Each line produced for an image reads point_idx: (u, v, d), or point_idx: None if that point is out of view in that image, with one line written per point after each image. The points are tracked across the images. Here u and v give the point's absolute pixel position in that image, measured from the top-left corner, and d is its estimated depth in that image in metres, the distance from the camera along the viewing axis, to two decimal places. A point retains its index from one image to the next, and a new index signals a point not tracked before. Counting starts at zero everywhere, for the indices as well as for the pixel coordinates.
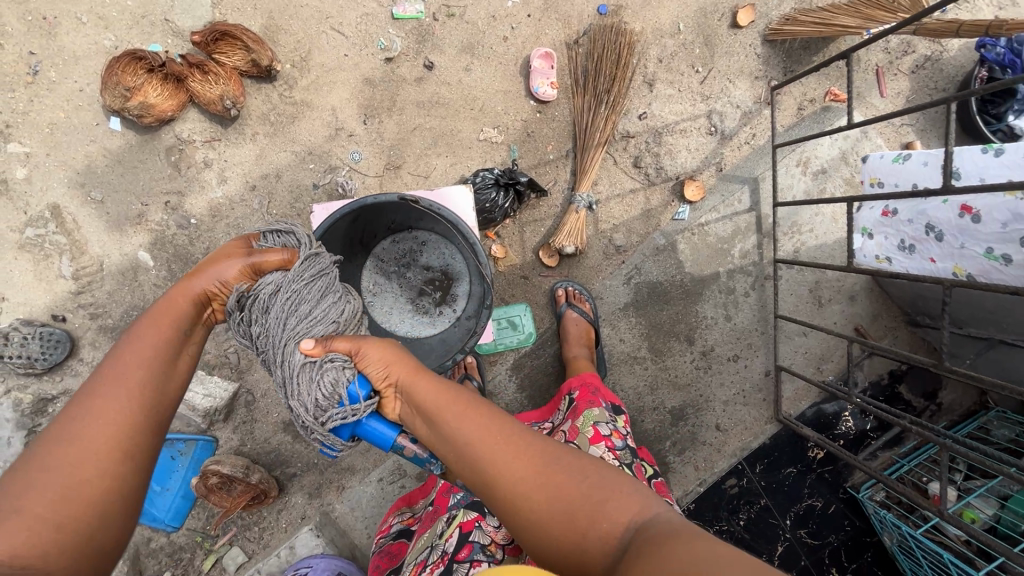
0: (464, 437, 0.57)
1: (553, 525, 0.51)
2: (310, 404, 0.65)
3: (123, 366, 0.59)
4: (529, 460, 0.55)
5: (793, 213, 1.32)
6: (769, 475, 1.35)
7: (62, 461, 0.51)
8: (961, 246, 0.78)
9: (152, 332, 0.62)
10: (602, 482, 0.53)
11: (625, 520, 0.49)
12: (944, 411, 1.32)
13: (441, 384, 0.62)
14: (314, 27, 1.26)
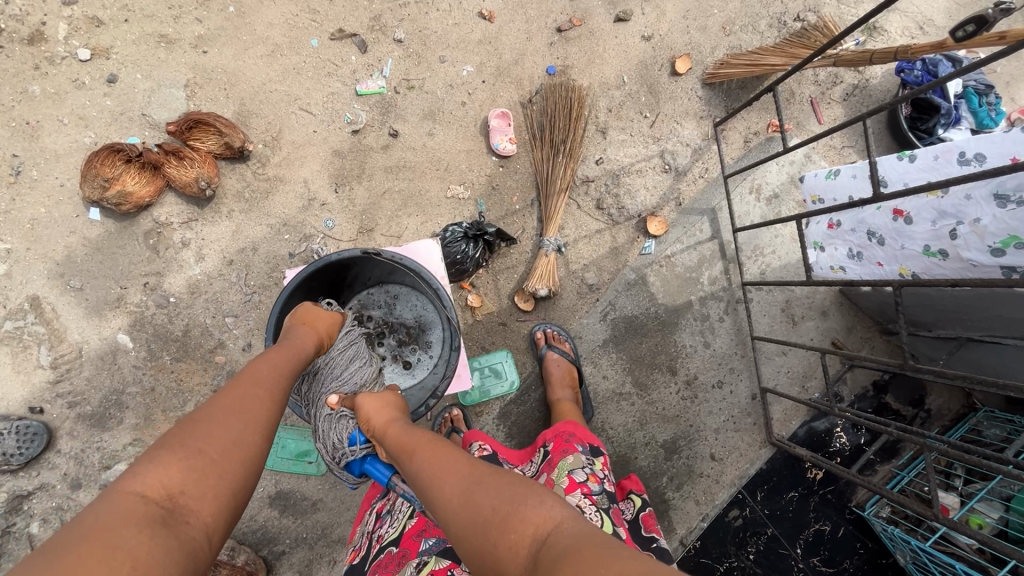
0: (412, 471, 0.66)
1: (472, 542, 0.55)
2: (329, 446, 0.83)
3: (269, 368, 0.70)
4: (454, 482, 0.61)
5: (754, 237, 1.37)
6: (771, 502, 1.31)
7: (231, 421, 0.59)
8: (902, 248, 0.80)
9: (286, 351, 0.75)
10: (510, 498, 0.56)
11: (529, 533, 0.52)
12: (935, 417, 1.32)
13: (405, 430, 0.74)
14: (284, 109, 1.35)
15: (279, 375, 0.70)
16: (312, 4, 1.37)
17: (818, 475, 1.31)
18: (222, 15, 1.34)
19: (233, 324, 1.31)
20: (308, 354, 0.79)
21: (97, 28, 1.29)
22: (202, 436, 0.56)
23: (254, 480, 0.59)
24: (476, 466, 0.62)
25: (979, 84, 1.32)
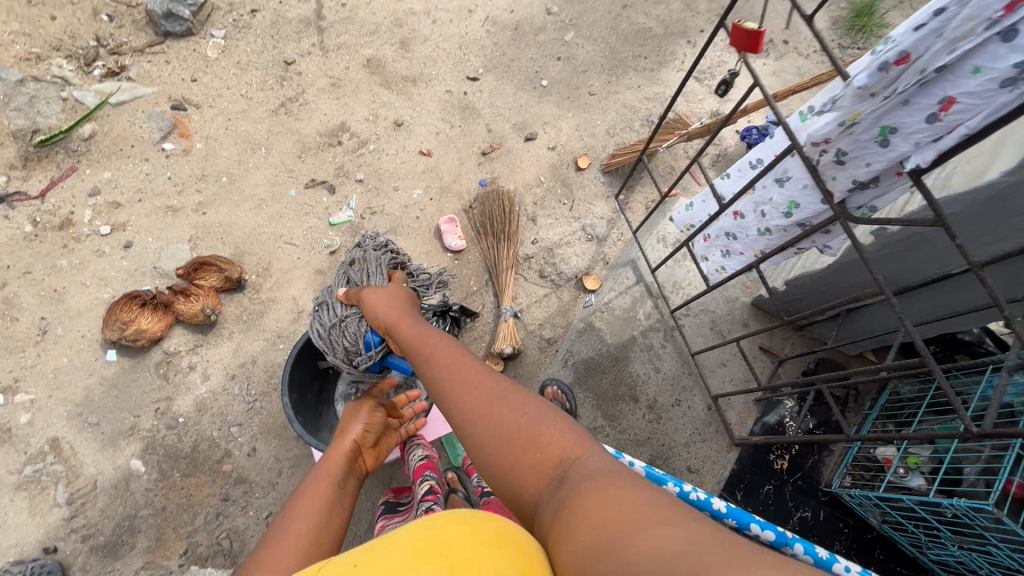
0: (434, 374, 0.78)
1: (493, 452, 0.67)
2: (342, 352, 1.03)
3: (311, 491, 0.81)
4: (481, 395, 0.72)
5: (670, 275, 1.68)
6: (751, 499, 1.43)
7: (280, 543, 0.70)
8: (748, 237, 1.09)
9: (325, 471, 0.86)
10: (539, 421, 0.67)
11: (558, 456, 0.63)
12: (863, 392, 1.52)
13: (423, 335, 0.86)
14: (272, 244, 1.65)
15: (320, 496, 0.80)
16: (289, 166, 1.77)
17: (784, 462, 1.46)
18: (217, 184, 1.70)
19: (239, 432, 1.44)
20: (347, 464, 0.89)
21: (116, 209, 1.61)
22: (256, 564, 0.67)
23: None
24: (506, 388, 0.73)
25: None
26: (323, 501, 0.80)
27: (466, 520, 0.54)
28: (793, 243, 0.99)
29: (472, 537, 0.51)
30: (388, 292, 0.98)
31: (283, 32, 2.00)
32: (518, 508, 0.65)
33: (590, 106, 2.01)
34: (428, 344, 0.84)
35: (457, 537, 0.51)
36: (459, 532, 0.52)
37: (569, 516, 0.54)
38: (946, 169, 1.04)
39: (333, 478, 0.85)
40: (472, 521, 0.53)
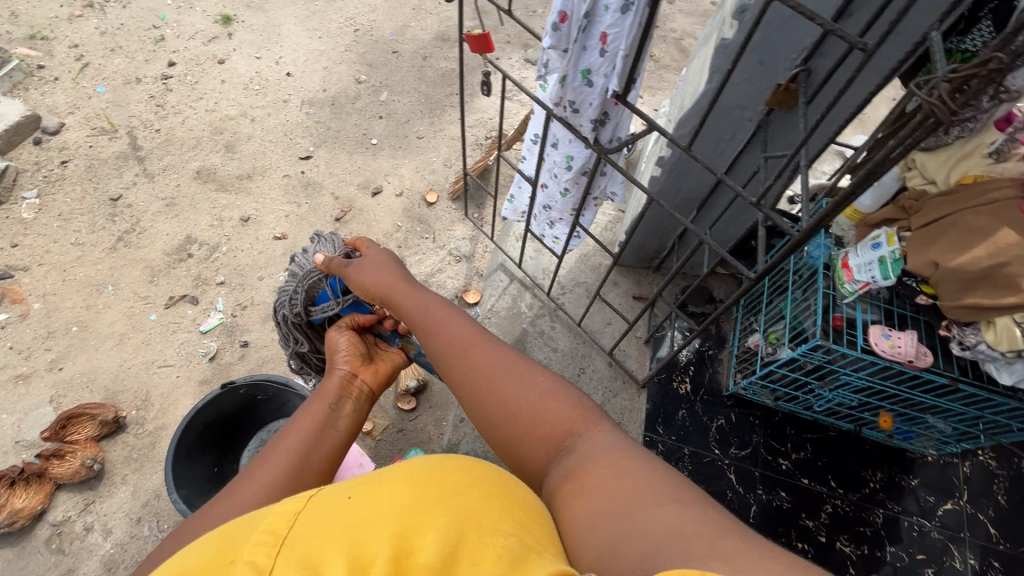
0: (439, 354, 0.79)
1: (503, 421, 0.70)
2: (294, 309, 1.05)
3: (303, 418, 0.83)
4: (492, 370, 0.74)
5: (537, 266, 1.82)
6: (672, 428, 1.55)
7: (265, 459, 0.76)
8: (558, 202, 1.25)
9: (316, 405, 0.86)
10: (549, 393, 0.70)
11: (570, 432, 0.66)
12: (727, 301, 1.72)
13: (425, 309, 0.84)
14: (145, 373, 1.60)
15: (302, 428, 0.82)
16: (143, 294, 1.74)
17: (686, 383, 1.61)
18: (68, 336, 1.64)
19: None
20: (335, 400, 0.88)
21: None
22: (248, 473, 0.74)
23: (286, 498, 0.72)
24: (517, 364, 0.74)
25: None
26: (308, 429, 0.82)
27: (475, 469, 0.54)
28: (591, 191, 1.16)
29: (482, 488, 0.51)
30: (376, 261, 0.94)
31: (102, 172, 2.00)
32: (525, 474, 0.70)
33: (421, 148, 2.18)
34: (430, 319, 0.82)
35: (466, 483, 0.51)
36: (470, 482, 0.51)
37: (577, 485, 0.56)
38: (680, 94, 1.26)
39: (318, 411, 0.85)
40: (478, 473, 0.53)
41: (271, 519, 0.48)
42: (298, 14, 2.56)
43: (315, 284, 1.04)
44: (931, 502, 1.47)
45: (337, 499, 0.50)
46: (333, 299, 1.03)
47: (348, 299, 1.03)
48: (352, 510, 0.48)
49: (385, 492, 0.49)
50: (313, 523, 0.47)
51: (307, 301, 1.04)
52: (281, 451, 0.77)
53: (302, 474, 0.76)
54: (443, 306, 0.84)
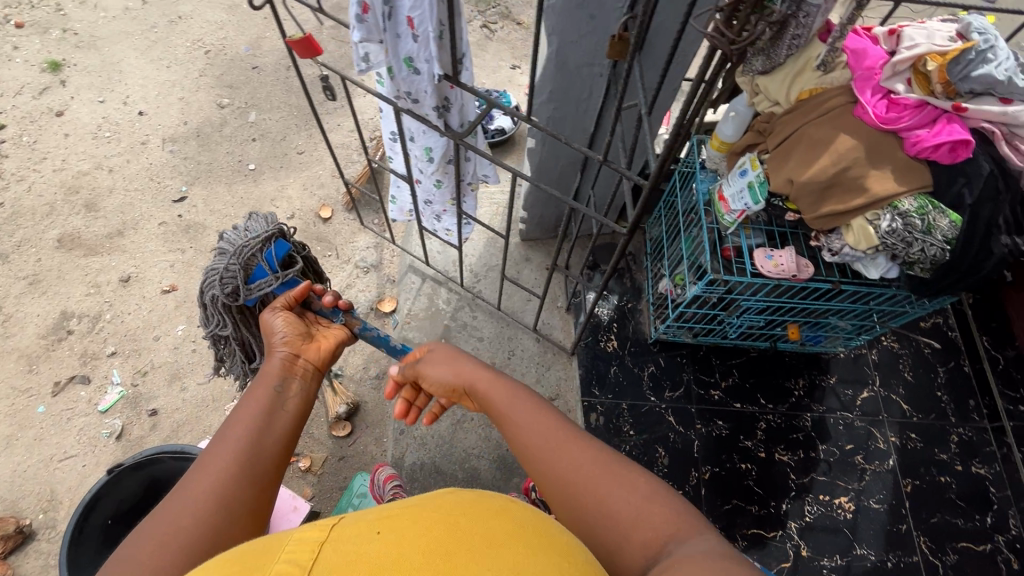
0: (522, 441, 0.73)
1: (596, 520, 0.62)
2: (225, 290, 0.94)
3: (249, 404, 0.77)
4: (583, 459, 0.67)
5: (445, 261, 1.77)
6: (607, 386, 1.58)
7: (209, 457, 0.70)
8: (436, 194, 1.22)
9: (262, 386, 0.80)
10: (648, 493, 0.61)
11: (670, 535, 0.57)
12: (637, 252, 1.75)
13: (512, 397, 0.79)
14: (47, 471, 1.47)
15: (250, 414, 0.75)
16: (25, 387, 1.58)
17: (612, 340, 1.64)
18: None
19: None
20: (281, 378, 0.83)
21: None
22: (197, 474, 0.68)
23: (241, 495, 0.67)
24: (617, 460, 0.66)
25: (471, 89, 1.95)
26: (255, 412, 0.76)
27: (509, 511, 0.55)
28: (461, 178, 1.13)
29: (521, 529, 0.51)
30: (447, 355, 0.91)
31: None
32: None
33: (304, 163, 2.06)
34: (517, 412, 0.76)
35: (503, 522, 0.52)
36: (506, 521, 0.52)
37: None
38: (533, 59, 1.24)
39: (265, 392, 0.79)
40: (514, 516, 0.53)
41: (297, 546, 0.48)
42: (137, 45, 2.33)
43: (248, 259, 0.94)
44: (850, 395, 1.58)
45: (365, 531, 0.49)
46: (270, 275, 0.95)
47: (289, 274, 0.96)
48: (387, 537, 0.48)
49: (420, 524, 0.50)
50: (341, 550, 0.47)
51: (241, 276, 0.93)
52: (228, 446, 0.71)
53: (259, 471, 0.70)
54: (529, 397, 0.78)
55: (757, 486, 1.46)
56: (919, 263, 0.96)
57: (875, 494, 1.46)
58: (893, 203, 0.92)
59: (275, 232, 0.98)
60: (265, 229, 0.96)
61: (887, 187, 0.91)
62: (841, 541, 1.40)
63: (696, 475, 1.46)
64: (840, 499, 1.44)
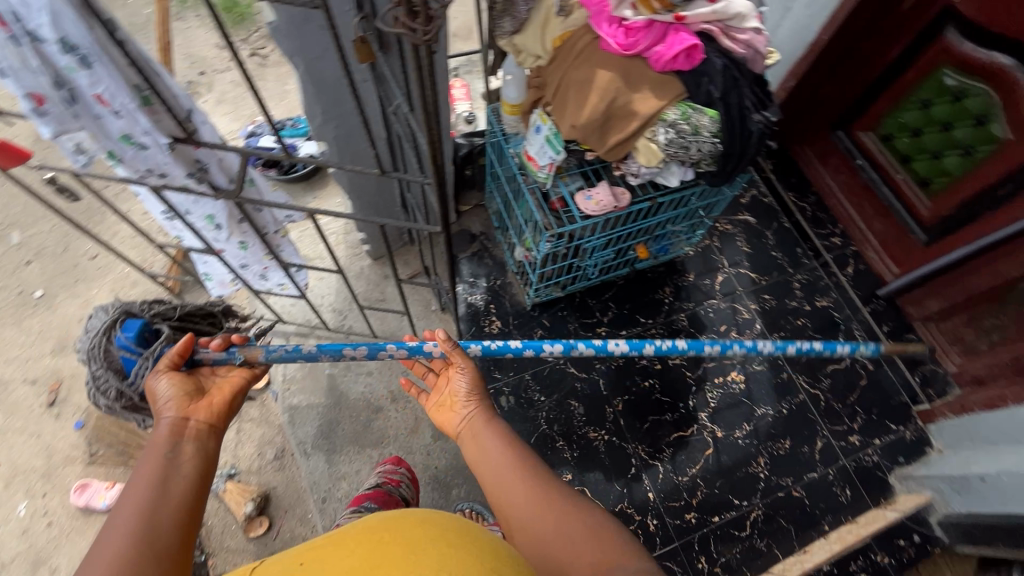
0: (492, 479, 0.82)
1: (553, 546, 0.70)
2: (111, 392, 0.87)
3: (141, 479, 0.68)
4: (540, 497, 0.76)
5: (303, 311, 1.64)
6: (506, 365, 1.59)
7: (99, 543, 0.61)
8: (245, 257, 1.10)
9: (156, 454, 0.71)
10: (589, 523, 0.71)
11: (616, 560, 0.65)
12: (488, 229, 1.76)
13: (496, 430, 0.88)
14: None
15: (144, 491, 0.66)
16: None
17: (494, 321, 1.64)
18: None
19: None
20: (176, 445, 0.73)
21: None
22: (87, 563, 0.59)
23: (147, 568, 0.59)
24: (567, 497, 0.76)
25: (259, 125, 1.78)
26: (152, 487, 0.67)
27: (431, 521, 0.61)
28: (262, 232, 1.04)
29: (435, 534, 0.58)
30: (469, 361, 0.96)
31: None
32: None
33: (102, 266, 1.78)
34: (488, 453, 0.85)
35: (418, 530, 0.59)
36: (421, 530, 0.59)
37: None
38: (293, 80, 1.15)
39: (157, 461, 0.70)
40: (433, 526, 0.60)
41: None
42: None
43: (111, 355, 0.87)
44: (709, 284, 1.74)
45: (293, 562, 0.57)
46: (138, 359, 0.85)
47: (156, 347, 0.86)
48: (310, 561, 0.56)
49: (342, 545, 0.57)
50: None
51: (116, 378, 0.87)
52: (124, 526, 0.62)
53: (163, 546, 0.62)
54: (508, 438, 0.87)
55: (663, 395, 1.57)
56: (702, 161, 1.05)
57: (755, 358, 1.64)
58: (661, 117, 0.99)
59: (120, 315, 0.88)
60: (108, 321, 0.87)
61: (651, 105, 0.98)
62: (743, 410, 1.56)
63: (611, 410, 1.55)
64: (731, 375, 1.61)
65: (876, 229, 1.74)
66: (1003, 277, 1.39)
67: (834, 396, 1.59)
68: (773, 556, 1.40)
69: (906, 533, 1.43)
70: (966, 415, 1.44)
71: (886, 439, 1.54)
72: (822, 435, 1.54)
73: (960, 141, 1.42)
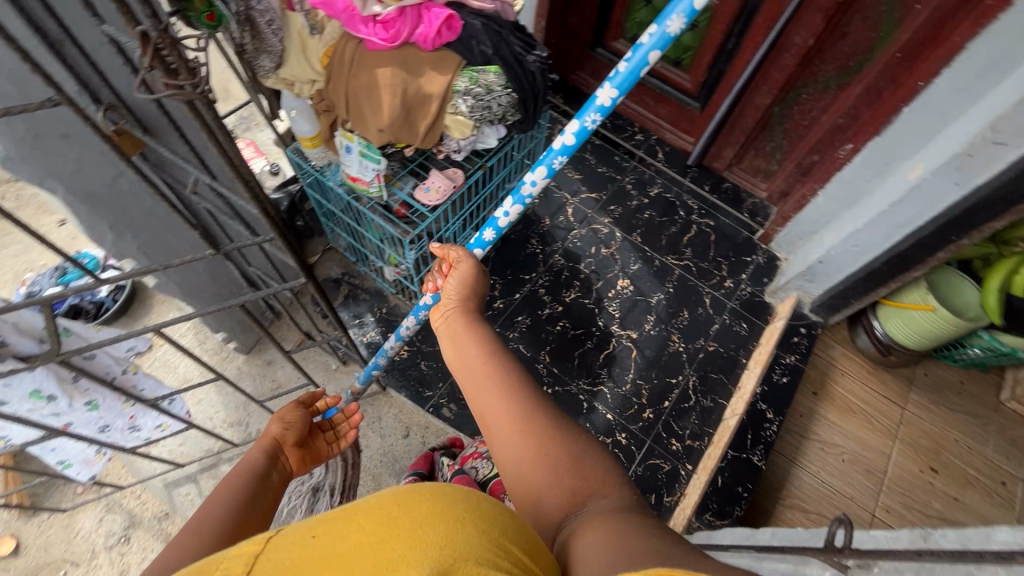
0: (479, 399, 0.83)
1: (526, 469, 0.74)
2: None
3: (243, 470, 0.78)
4: (530, 424, 0.77)
5: (198, 443, 1.45)
6: (432, 379, 1.56)
7: (217, 498, 0.71)
8: (102, 414, 0.95)
9: (258, 454, 0.83)
10: (576, 453, 0.74)
11: (589, 492, 0.69)
12: (349, 267, 1.69)
13: (482, 342, 0.91)
14: None
15: (241, 478, 0.76)
16: None
17: (399, 346, 1.60)
18: None
19: None
20: (269, 455, 0.84)
21: None
22: (208, 511, 0.68)
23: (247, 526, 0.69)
24: (561, 427, 0.77)
25: (34, 279, 1.49)
26: (245, 477, 0.76)
27: (444, 493, 0.52)
28: (108, 380, 0.90)
29: (449, 516, 0.49)
30: (465, 269, 1.05)
31: None
32: (539, 527, 0.71)
33: None
34: (480, 374, 0.86)
35: (428, 508, 0.50)
36: (434, 507, 0.50)
37: (592, 535, 0.60)
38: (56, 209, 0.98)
39: (254, 462, 0.81)
40: (447, 497, 0.52)
41: (233, 565, 0.47)
42: None
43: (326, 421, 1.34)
44: (564, 219, 1.87)
45: (299, 540, 0.49)
46: None
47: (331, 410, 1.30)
48: (319, 541, 0.48)
49: (349, 529, 0.48)
50: (273, 563, 0.47)
51: None
52: (224, 494, 0.71)
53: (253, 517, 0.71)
54: (503, 358, 0.87)
55: (577, 329, 1.68)
56: (507, 113, 1.11)
57: (629, 261, 1.81)
58: (454, 89, 1.03)
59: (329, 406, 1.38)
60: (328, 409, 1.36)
61: (440, 81, 1.01)
62: (642, 306, 1.73)
63: (542, 365, 1.62)
64: (619, 284, 1.77)
65: (662, 114, 2.00)
66: (762, 108, 1.67)
67: (700, 259, 1.84)
68: (721, 405, 1.59)
69: (796, 330, 1.69)
70: (789, 224, 1.75)
71: (749, 271, 1.82)
72: (706, 293, 1.78)
73: None
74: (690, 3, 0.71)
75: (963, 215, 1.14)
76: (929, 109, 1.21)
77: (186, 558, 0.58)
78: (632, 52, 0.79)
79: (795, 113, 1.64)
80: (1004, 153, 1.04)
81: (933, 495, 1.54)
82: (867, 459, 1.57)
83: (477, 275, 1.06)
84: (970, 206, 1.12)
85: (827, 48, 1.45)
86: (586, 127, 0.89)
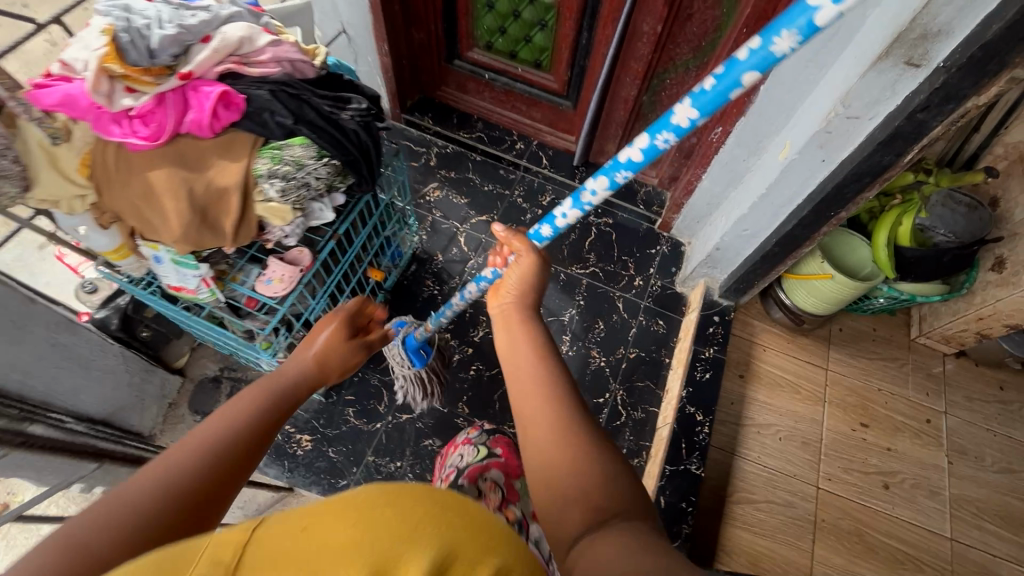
0: (520, 396, 0.81)
1: (547, 482, 0.69)
2: (399, 363, 1.38)
3: (260, 388, 0.80)
4: (558, 436, 0.72)
5: None
6: (346, 464, 1.41)
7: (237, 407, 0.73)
8: None
9: (287, 374, 0.86)
10: (604, 475, 0.67)
11: (614, 513, 0.63)
12: (225, 363, 1.50)
13: (532, 339, 0.90)
14: None
15: (254, 395, 0.77)
16: None
17: (302, 439, 1.43)
18: None
19: None
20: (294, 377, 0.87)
21: None
22: (229, 413, 0.72)
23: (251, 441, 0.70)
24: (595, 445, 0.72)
25: None
26: (261, 394, 0.78)
27: (422, 497, 0.38)
28: None
29: (439, 525, 0.36)
30: (529, 265, 1.01)
31: None
32: (555, 529, 0.66)
33: None
34: (520, 367, 0.85)
35: (423, 512, 0.36)
36: (429, 516, 0.36)
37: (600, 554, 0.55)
38: None
39: (285, 379, 0.85)
40: (420, 504, 0.37)
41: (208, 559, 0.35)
42: None
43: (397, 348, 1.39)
44: (458, 251, 1.74)
45: (291, 530, 0.36)
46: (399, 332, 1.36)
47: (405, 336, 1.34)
48: (313, 537, 0.35)
49: (341, 524, 0.35)
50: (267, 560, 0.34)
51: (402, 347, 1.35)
52: (241, 406, 0.74)
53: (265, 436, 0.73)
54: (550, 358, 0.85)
55: (492, 370, 1.57)
56: (336, 181, 0.96)
57: None
58: (256, 174, 0.86)
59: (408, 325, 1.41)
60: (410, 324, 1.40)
61: (233, 171, 0.84)
62: (555, 327, 1.64)
63: (463, 416, 1.50)
64: None
65: (538, 119, 1.89)
66: (631, 99, 1.59)
67: (605, 262, 1.76)
68: (654, 414, 1.54)
69: (710, 320, 1.62)
70: (683, 209, 1.70)
71: (655, 263, 1.77)
72: (618, 297, 1.71)
73: (533, 19, 1.57)
74: (812, 17, 0.56)
75: (833, 192, 1.11)
76: (784, 85, 1.16)
77: (189, 470, 0.61)
78: (723, 70, 0.66)
79: (663, 100, 1.58)
80: (860, 125, 0.99)
81: (869, 451, 1.55)
82: (803, 431, 1.56)
83: (539, 270, 1.02)
84: (839, 183, 1.08)
85: (676, 32, 1.38)
86: (655, 145, 0.78)
